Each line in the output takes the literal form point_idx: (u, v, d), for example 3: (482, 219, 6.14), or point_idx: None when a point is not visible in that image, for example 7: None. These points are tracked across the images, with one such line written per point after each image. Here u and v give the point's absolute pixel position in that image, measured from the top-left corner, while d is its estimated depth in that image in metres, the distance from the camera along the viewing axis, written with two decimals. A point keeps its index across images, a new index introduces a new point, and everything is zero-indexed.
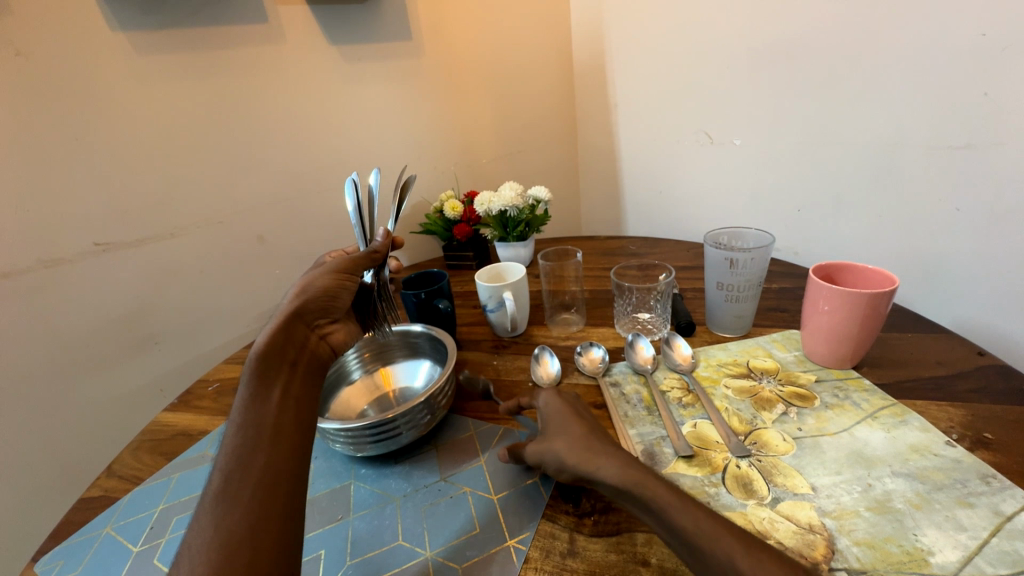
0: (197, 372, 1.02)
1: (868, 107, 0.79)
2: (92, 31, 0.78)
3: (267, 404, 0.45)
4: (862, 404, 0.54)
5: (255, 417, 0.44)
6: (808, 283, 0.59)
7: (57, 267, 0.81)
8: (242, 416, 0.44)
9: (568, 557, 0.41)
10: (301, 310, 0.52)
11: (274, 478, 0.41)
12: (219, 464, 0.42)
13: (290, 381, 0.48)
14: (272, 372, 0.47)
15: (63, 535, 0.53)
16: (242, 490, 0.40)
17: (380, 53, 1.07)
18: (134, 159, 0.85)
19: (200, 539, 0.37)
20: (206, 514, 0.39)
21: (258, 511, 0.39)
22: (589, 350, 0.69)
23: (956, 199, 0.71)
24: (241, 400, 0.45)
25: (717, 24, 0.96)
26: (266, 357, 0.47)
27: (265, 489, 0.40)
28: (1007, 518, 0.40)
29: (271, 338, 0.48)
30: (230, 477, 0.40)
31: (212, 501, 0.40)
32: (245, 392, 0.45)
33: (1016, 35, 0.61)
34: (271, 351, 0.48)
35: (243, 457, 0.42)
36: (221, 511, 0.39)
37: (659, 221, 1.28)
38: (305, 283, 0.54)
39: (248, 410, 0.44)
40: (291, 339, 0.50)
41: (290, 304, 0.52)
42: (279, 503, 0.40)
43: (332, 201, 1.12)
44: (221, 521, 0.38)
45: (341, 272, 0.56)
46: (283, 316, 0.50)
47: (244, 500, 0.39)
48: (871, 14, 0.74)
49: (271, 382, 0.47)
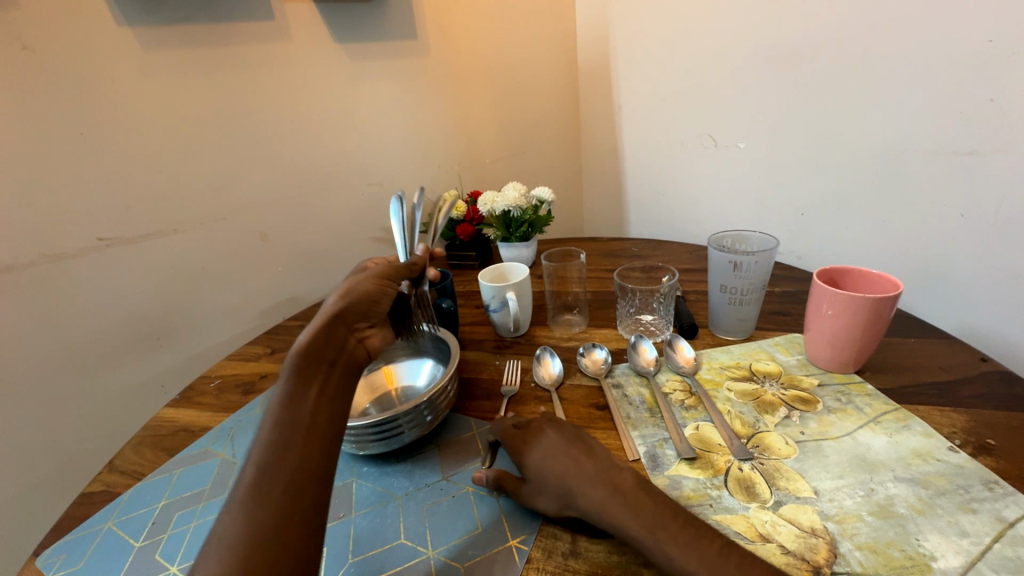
0: (198, 368, 1.02)
1: (873, 112, 0.79)
2: (98, 26, 0.78)
3: (303, 401, 0.45)
4: (864, 409, 0.54)
5: (292, 413, 0.44)
6: (812, 287, 0.59)
7: (61, 262, 0.81)
8: (280, 412, 0.44)
9: (570, 557, 0.42)
10: (345, 311, 0.53)
11: (305, 479, 0.41)
12: (252, 457, 0.41)
13: (328, 379, 0.48)
14: (312, 369, 0.47)
15: (64, 529, 0.53)
16: (274, 488, 0.39)
17: (385, 51, 1.07)
18: (139, 155, 0.85)
19: (228, 535, 0.37)
20: (235, 508, 0.38)
21: (288, 511, 0.39)
22: (592, 351, 0.70)
23: (960, 205, 0.71)
24: (279, 394, 0.45)
25: (723, 26, 0.96)
26: (308, 353, 0.47)
27: (295, 489, 0.40)
28: (1009, 524, 0.40)
29: (315, 335, 0.49)
30: (263, 473, 0.40)
31: (241, 494, 0.39)
32: (284, 387, 0.45)
33: (1023, 42, 0.61)
34: (313, 348, 0.48)
35: (278, 452, 0.41)
36: (252, 506, 0.38)
37: (661, 223, 1.28)
38: (349, 286, 0.55)
39: (286, 406, 0.44)
40: (332, 338, 0.50)
41: (335, 304, 0.53)
42: (307, 506, 0.40)
43: (335, 199, 1.12)
44: (248, 518, 0.37)
45: (383, 279, 0.58)
46: (328, 315, 0.51)
47: (274, 500, 0.39)
48: (878, 18, 0.74)
49: (310, 379, 0.47)
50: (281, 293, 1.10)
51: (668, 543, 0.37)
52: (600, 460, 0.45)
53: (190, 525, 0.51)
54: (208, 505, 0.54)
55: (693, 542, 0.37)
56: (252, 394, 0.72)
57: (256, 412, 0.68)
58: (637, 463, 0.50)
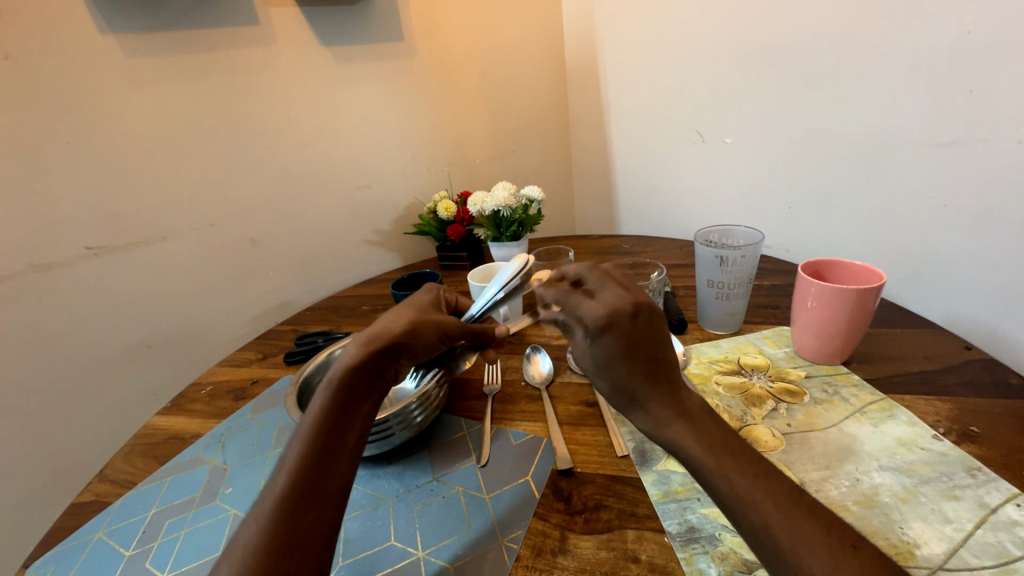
0: (191, 375, 1.02)
1: (857, 104, 0.79)
2: (80, 35, 0.77)
3: (341, 422, 0.45)
4: (850, 399, 0.54)
5: (330, 430, 0.44)
6: (796, 280, 0.59)
7: (49, 272, 0.81)
8: (317, 425, 0.44)
9: (559, 554, 0.42)
10: (400, 344, 0.50)
11: (329, 502, 0.40)
12: (286, 465, 0.41)
13: (368, 406, 0.47)
14: (355, 394, 0.46)
15: (55, 539, 0.53)
16: (303, 504, 0.39)
17: (371, 53, 1.07)
18: (125, 163, 0.85)
19: (252, 539, 0.37)
20: (261, 517, 0.39)
21: (309, 530, 0.38)
22: (534, 361, 0.69)
23: (942, 196, 0.72)
24: (318, 407, 0.45)
25: (707, 22, 0.96)
26: (354, 378, 0.46)
27: (317, 511, 0.40)
28: (991, 510, 0.40)
29: (363, 359, 0.47)
30: (294, 487, 0.40)
31: (269, 505, 0.39)
32: (325, 401, 0.45)
33: (1001, 33, 0.61)
34: (359, 371, 0.47)
35: (311, 469, 0.41)
36: (277, 520, 0.38)
37: (652, 219, 1.28)
38: (416, 320, 0.51)
39: (325, 422, 0.44)
40: (379, 366, 0.48)
41: (393, 331, 0.50)
42: (321, 527, 0.39)
43: (324, 202, 1.11)
44: (270, 528, 0.38)
45: (451, 321, 0.53)
46: (382, 343, 0.49)
47: (300, 515, 0.39)
48: (860, 12, 0.75)
49: (351, 403, 0.46)
50: (273, 298, 1.10)
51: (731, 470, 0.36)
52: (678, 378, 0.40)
53: (181, 532, 0.51)
54: (199, 512, 0.54)
55: (759, 476, 0.36)
56: (243, 400, 0.72)
57: (247, 417, 0.68)
58: (626, 459, 0.51)
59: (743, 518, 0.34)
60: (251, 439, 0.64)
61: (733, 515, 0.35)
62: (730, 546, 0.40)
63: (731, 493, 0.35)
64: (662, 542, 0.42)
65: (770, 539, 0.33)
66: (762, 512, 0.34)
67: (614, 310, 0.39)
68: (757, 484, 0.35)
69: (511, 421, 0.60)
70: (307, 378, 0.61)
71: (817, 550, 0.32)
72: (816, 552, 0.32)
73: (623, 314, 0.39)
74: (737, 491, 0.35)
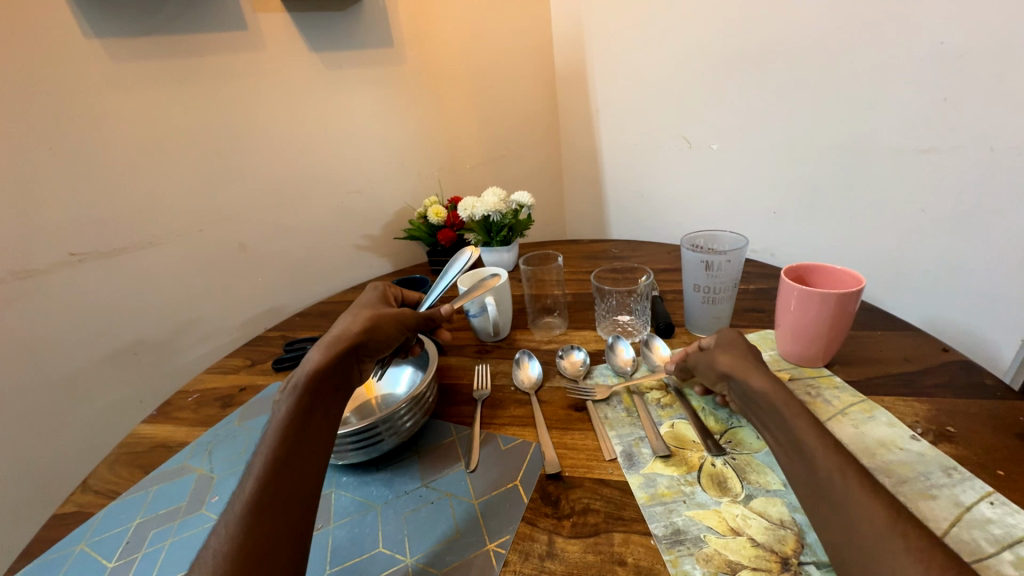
0: (178, 382, 1.01)
1: (838, 111, 0.81)
2: (65, 38, 0.77)
3: (307, 421, 0.46)
4: (833, 401, 0.56)
5: (297, 430, 0.45)
6: (779, 284, 0.60)
7: (31, 278, 0.79)
8: (284, 426, 0.45)
9: (547, 559, 0.42)
10: (360, 342, 0.54)
11: (300, 498, 0.41)
12: (253, 468, 0.42)
13: (332, 404, 0.49)
14: (320, 392, 0.48)
15: (35, 553, 0.51)
16: (275, 501, 0.40)
17: (361, 58, 1.07)
18: (110, 168, 0.84)
19: (225, 541, 0.37)
20: (232, 520, 0.38)
21: (281, 528, 0.39)
22: (525, 367, 0.69)
23: (921, 202, 0.75)
24: (285, 409, 0.46)
25: (692, 31, 0.98)
26: (318, 378, 0.49)
27: (289, 507, 0.40)
28: (967, 508, 0.41)
29: (328, 359, 0.50)
30: (265, 486, 0.40)
31: (241, 508, 0.39)
32: (291, 403, 0.47)
33: (973, 44, 0.64)
34: (324, 371, 0.49)
35: (281, 467, 0.42)
36: (250, 521, 0.38)
37: (640, 224, 1.30)
38: (373, 319, 0.56)
39: (292, 422, 0.45)
40: (342, 365, 0.51)
41: (353, 332, 0.53)
42: (291, 524, 0.40)
43: (315, 207, 1.11)
44: (242, 530, 0.38)
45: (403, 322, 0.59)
46: (345, 344, 0.52)
47: (272, 513, 0.39)
48: (840, 22, 0.77)
49: (317, 401, 0.48)
50: (262, 304, 1.09)
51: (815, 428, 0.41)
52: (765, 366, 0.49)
53: (165, 543, 0.51)
54: (185, 521, 0.53)
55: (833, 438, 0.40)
56: (231, 407, 0.72)
57: (235, 425, 0.67)
58: (614, 463, 0.51)
59: (816, 463, 0.38)
60: (238, 447, 0.63)
61: (806, 459, 0.39)
62: (714, 548, 0.41)
63: (809, 441, 0.40)
64: (649, 545, 0.42)
65: (840, 480, 0.36)
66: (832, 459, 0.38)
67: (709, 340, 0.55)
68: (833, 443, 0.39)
69: (500, 426, 0.60)
70: None
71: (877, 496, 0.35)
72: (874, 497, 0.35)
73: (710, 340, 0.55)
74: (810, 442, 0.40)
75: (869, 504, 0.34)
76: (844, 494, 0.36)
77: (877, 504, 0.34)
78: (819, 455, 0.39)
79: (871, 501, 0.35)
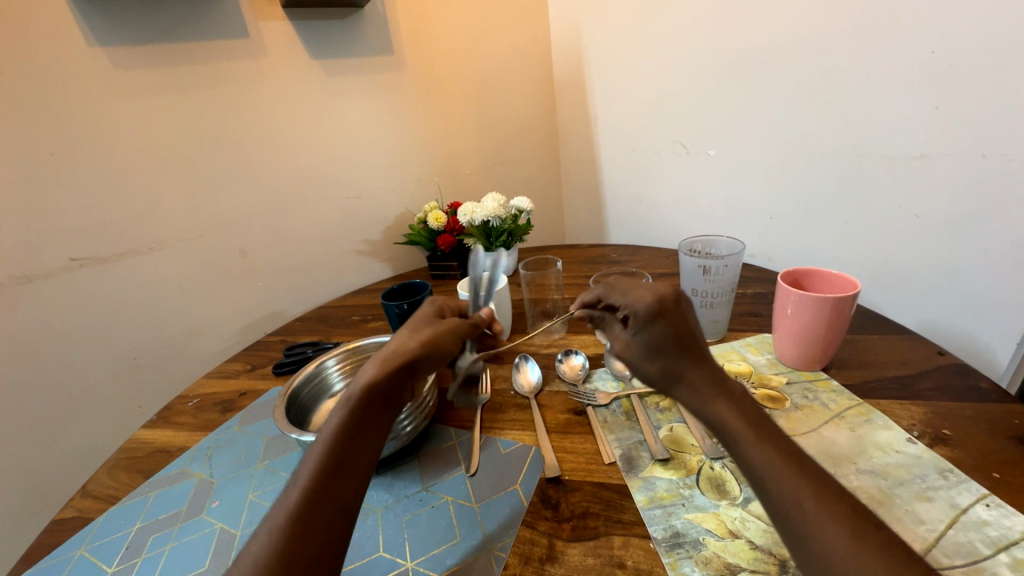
0: (178, 387, 1.01)
1: (832, 117, 0.83)
2: (68, 47, 0.77)
3: (356, 437, 0.44)
4: (830, 404, 0.56)
5: (345, 444, 0.43)
6: (776, 288, 0.61)
7: (31, 284, 0.80)
8: (333, 441, 0.43)
9: (547, 562, 0.42)
10: (417, 361, 0.49)
11: (340, 516, 0.41)
12: (301, 477, 0.42)
13: (381, 422, 0.46)
14: (371, 409, 0.46)
15: (34, 558, 0.51)
16: (315, 517, 0.40)
17: (362, 65, 1.08)
18: (111, 174, 0.85)
19: (262, 549, 0.38)
20: (273, 528, 0.39)
21: (320, 543, 0.39)
22: (525, 370, 0.70)
23: (914, 207, 0.76)
24: (336, 421, 0.45)
25: (688, 38, 1.00)
26: (370, 395, 0.46)
27: (328, 526, 0.40)
28: (963, 510, 0.42)
29: (381, 375, 0.47)
30: (309, 498, 0.40)
31: (281, 516, 0.39)
32: (341, 417, 0.45)
33: (963, 52, 0.66)
34: (377, 387, 0.46)
35: (325, 484, 0.41)
36: (290, 532, 0.38)
37: (638, 229, 1.31)
38: (432, 334, 0.50)
39: (341, 437, 0.44)
40: (396, 383, 0.47)
41: (409, 348, 0.49)
42: (325, 543, 0.39)
43: (315, 212, 1.12)
44: (281, 540, 0.38)
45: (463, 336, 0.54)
46: (401, 360, 0.48)
47: (308, 531, 0.39)
48: (834, 31, 0.78)
49: (367, 417, 0.45)
50: (262, 309, 1.09)
51: (767, 446, 0.38)
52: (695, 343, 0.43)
53: (165, 548, 0.51)
54: (185, 526, 0.53)
55: (786, 458, 0.37)
56: (231, 412, 0.72)
57: (235, 429, 0.68)
58: (613, 466, 0.52)
59: (776, 491, 0.36)
60: (238, 452, 0.63)
61: (762, 486, 0.37)
62: (713, 551, 0.41)
63: (766, 464, 0.37)
64: (648, 548, 0.42)
65: (799, 511, 0.34)
66: (791, 485, 0.35)
67: (603, 289, 0.51)
68: (787, 465, 0.36)
69: (500, 430, 0.60)
70: (295, 390, 0.60)
71: (836, 529, 0.33)
72: (835, 529, 0.33)
73: (607, 291, 0.50)
74: (765, 466, 0.37)
75: (835, 541, 0.33)
76: (807, 528, 0.34)
77: (838, 539, 0.33)
78: (777, 481, 0.36)
79: (831, 533, 0.33)
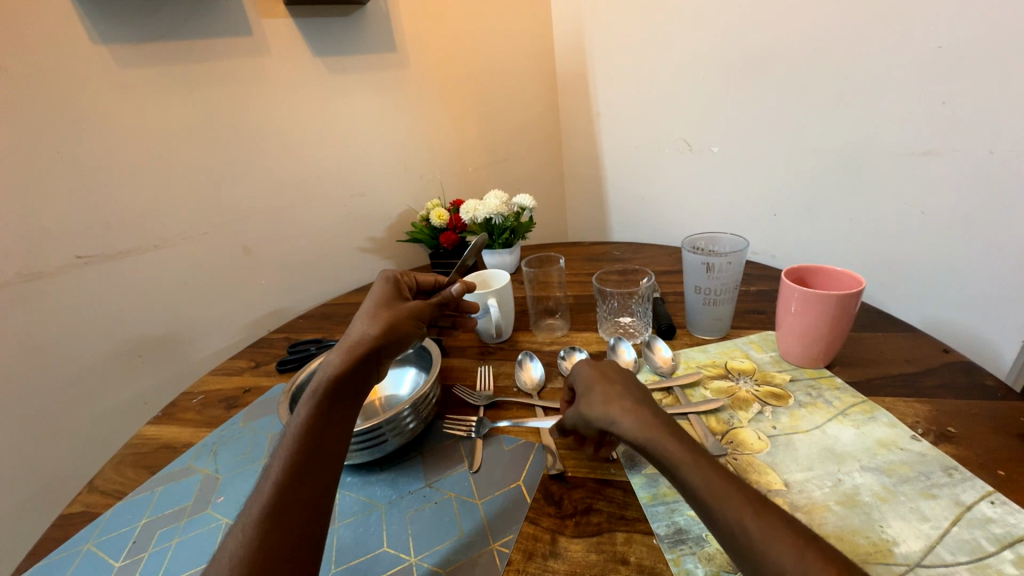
0: (184, 383, 1.02)
1: (840, 114, 0.82)
2: (69, 43, 0.77)
3: (327, 428, 0.46)
4: (834, 402, 0.56)
5: (315, 435, 0.45)
6: (780, 286, 0.60)
7: (37, 280, 0.80)
8: (302, 433, 0.45)
9: (551, 558, 0.42)
10: (379, 347, 0.52)
11: (312, 505, 0.41)
12: (272, 474, 0.42)
13: (352, 408, 0.49)
14: (340, 398, 0.48)
15: (41, 553, 0.52)
16: (286, 510, 0.40)
17: (365, 63, 1.08)
18: (113, 171, 0.85)
19: (238, 549, 0.38)
20: (245, 527, 0.39)
21: (291, 533, 0.39)
22: (527, 366, 0.70)
23: (922, 204, 0.76)
24: (303, 417, 0.46)
25: (692, 34, 0.99)
26: (338, 384, 0.48)
27: (302, 515, 0.41)
28: (966, 508, 0.41)
29: (347, 366, 0.49)
30: (281, 493, 0.41)
31: (255, 516, 0.40)
32: (310, 409, 0.46)
33: (973, 47, 0.65)
34: (344, 377, 0.49)
35: (299, 475, 0.42)
36: (264, 527, 0.39)
37: (641, 227, 1.31)
38: (391, 319, 0.55)
39: (311, 427, 0.45)
40: (362, 370, 0.50)
41: (371, 336, 0.52)
42: (303, 526, 0.40)
43: (318, 211, 1.12)
44: (256, 536, 0.39)
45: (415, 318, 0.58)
46: (363, 349, 0.51)
47: (283, 520, 0.40)
48: (840, 26, 0.77)
49: (336, 407, 0.47)
50: (267, 306, 1.10)
51: (698, 472, 0.37)
52: (636, 398, 0.43)
53: (172, 542, 0.51)
54: (191, 521, 0.53)
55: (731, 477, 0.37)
56: (235, 408, 0.72)
57: (240, 425, 0.68)
58: (615, 463, 0.52)
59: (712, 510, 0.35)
60: (243, 448, 0.64)
61: (710, 514, 0.35)
62: (717, 547, 0.41)
63: (703, 492, 0.36)
64: (650, 544, 0.42)
65: (743, 535, 0.33)
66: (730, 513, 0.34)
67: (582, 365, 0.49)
68: (730, 487, 0.36)
69: (503, 427, 0.60)
70: (300, 386, 0.61)
71: (782, 536, 0.33)
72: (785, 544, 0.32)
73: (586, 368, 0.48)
74: (707, 490, 0.36)
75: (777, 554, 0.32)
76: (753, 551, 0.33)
77: (783, 551, 0.32)
78: (717, 503, 0.35)
79: (782, 554, 0.32)
